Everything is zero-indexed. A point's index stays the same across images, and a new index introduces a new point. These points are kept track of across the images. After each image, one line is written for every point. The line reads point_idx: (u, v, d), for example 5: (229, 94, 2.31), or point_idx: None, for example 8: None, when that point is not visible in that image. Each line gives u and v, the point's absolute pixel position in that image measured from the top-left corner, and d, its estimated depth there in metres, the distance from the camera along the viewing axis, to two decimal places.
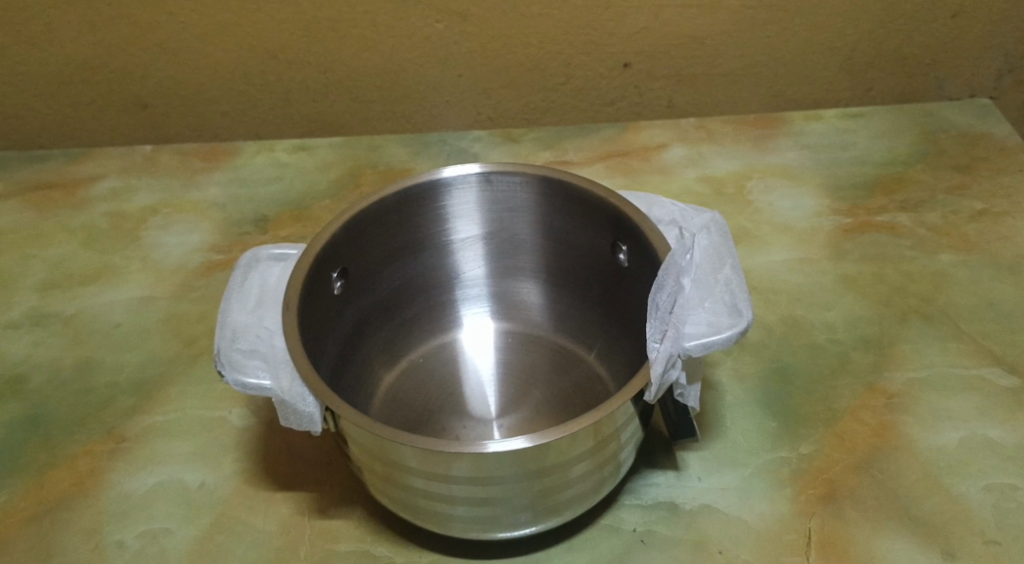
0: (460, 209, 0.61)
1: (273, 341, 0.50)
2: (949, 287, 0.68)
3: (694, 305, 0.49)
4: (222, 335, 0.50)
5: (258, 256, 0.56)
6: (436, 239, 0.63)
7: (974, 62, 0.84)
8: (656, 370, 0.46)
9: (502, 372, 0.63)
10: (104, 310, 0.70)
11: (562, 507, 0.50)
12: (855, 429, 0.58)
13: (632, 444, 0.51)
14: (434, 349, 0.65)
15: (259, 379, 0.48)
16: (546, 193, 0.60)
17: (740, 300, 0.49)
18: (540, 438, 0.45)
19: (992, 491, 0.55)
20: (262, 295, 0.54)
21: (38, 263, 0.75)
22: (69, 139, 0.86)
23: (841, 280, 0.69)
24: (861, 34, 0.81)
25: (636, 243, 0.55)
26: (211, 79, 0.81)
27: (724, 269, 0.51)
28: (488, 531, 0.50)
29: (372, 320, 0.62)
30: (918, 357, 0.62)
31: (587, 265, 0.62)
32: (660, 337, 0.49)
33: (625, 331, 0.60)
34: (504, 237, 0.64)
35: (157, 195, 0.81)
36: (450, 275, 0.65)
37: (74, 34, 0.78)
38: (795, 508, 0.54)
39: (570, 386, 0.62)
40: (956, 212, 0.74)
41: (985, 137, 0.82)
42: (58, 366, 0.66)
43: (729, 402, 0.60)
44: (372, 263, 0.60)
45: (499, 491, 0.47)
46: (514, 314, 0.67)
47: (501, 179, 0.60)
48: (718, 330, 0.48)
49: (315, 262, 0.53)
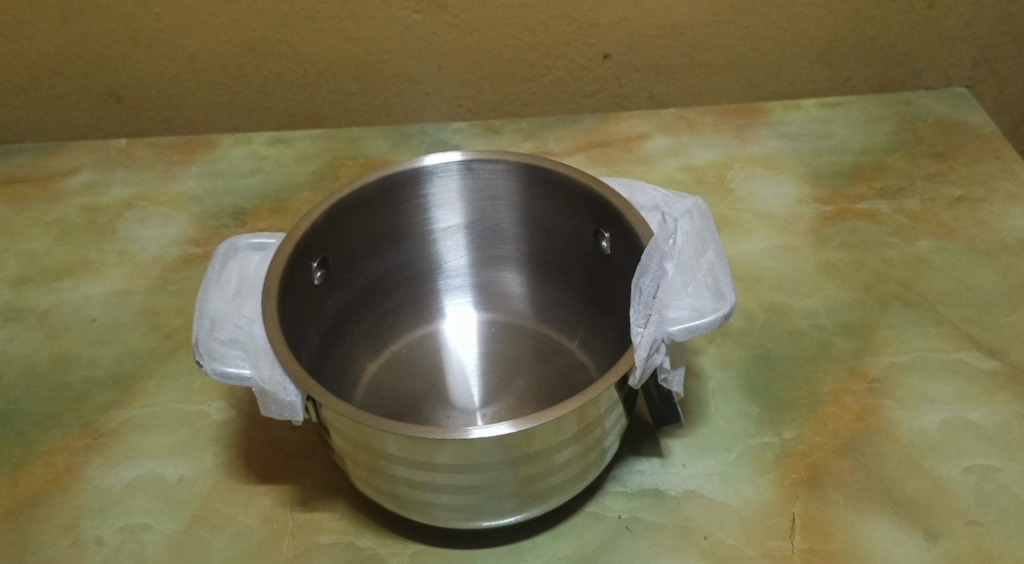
0: (441, 197, 0.61)
1: (253, 330, 0.50)
2: (929, 272, 0.68)
3: (677, 290, 0.49)
4: (200, 324, 0.50)
5: (236, 246, 0.55)
6: (418, 228, 0.62)
7: (949, 52, 0.85)
8: (640, 355, 0.46)
9: (485, 363, 0.63)
10: (80, 305, 0.69)
11: (546, 495, 0.50)
12: (838, 413, 0.58)
13: (616, 432, 0.51)
14: (416, 340, 0.65)
15: (240, 368, 0.47)
16: (529, 181, 0.59)
17: (723, 283, 0.49)
18: (524, 424, 0.44)
19: (974, 472, 0.55)
20: (241, 285, 0.53)
21: (12, 258, 0.73)
22: (43, 132, 0.84)
23: (822, 267, 0.69)
24: (839, 24, 0.81)
25: (619, 230, 0.55)
26: (186, 71, 0.80)
27: (707, 252, 0.51)
28: (472, 520, 0.50)
29: (353, 310, 0.61)
30: (899, 342, 0.63)
31: (569, 253, 0.62)
32: (644, 321, 0.49)
33: (608, 318, 0.60)
34: (487, 226, 0.63)
35: (132, 188, 0.80)
36: (432, 264, 0.65)
37: (45, 25, 0.76)
38: (778, 492, 0.54)
39: (554, 375, 0.61)
40: (935, 199, 0.75)
41: (963, 125, 0.83)
42: (32, 361, 0.64)
43: (712, 389, 0.60)
44: (352, 252, 0.59)
45: (484, 478, 0.47)
46: (497, 304, 0.66)
47: (484, 166, 0.59)
48: (701, 314, 0.48)
49: (295, 250, 0.53)
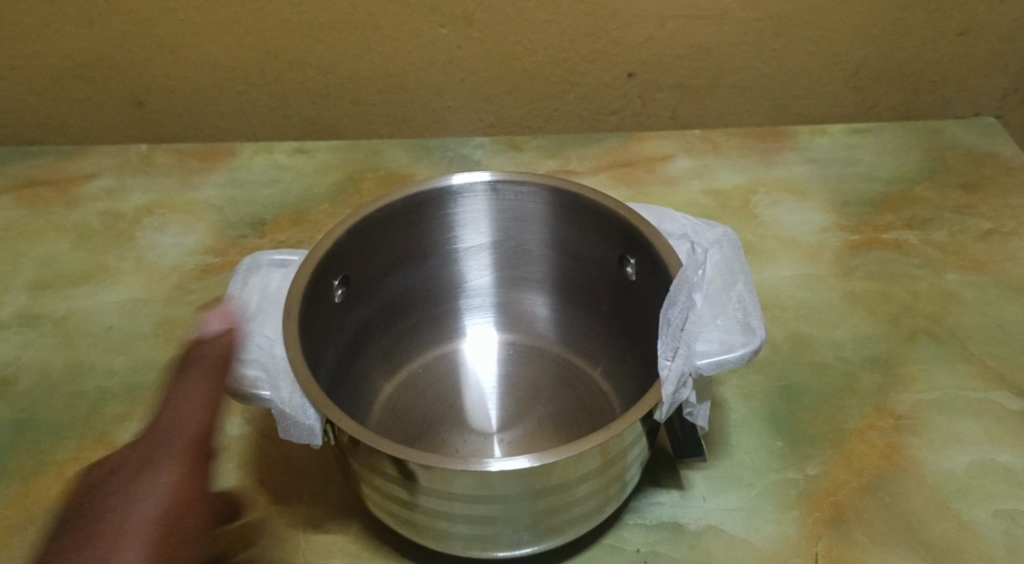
0: (466, 216, 0.60)
1: (272, 349, 0.52)
2: (958, 307, 0.67)
3: (705, 322, 0.49)
4: (222, 342, 0.52)
5: (259, 262, 0.58)
6: (442, 247, 0.62)
7: (981, 81, 0.83)
8: (667, 389, 0.45)
9: (504, 385, 0.62)
10: (97, 313, 0.68)
11: (563, 528, 0.49)
12: (863, 450, 0.57)
13: (638, 465, 0.50)
14: (434, 359, 0.64)
15: (258, 387, 0.49)
16: (556, 205, 0.58)
17: (753, 318, 0.49)
18: (547, 458, 0.43)
19: (1003, 517, 0.54)
20: (263, 302, 0.55)
21: (29, 263, 0.73)
22: (63, 136, 0.84)
23: (848, 297, 0.68)
24: (868, 49, 0.80)
25: (644, 256, 0.54)
26: (208, 78, 0.80)
27: (737, 285, 0.51)
28: (487, 550, 0.49)
29: (372, 328, 0.61)
30: (926, 379, 0.62)
31: (595, 279, 0.61)
32: (672, 355, 0.48)
33: (632, 347, 0.59)
34: (513, 247, 0.62)
35: (152, 195, 0.79)
36: (454, 283, 0.64)
37: (69, 29, 0.76)
38: (802, 531, 0.53)
39: (574, 402, 0.60)
40: (964, 231, 0.73)
41: (992, 155, 0.82)
42: (46, 369, 0.64)
43: (735, 421, 0.59)
44: (375, 270, 0.59)
45: (502, 509, 0.46)
46: (518, 325, 0.66)
47: (512, 187, 0.58)
48: (730, 348, 0.48)
49: (318, 266, 0.52)
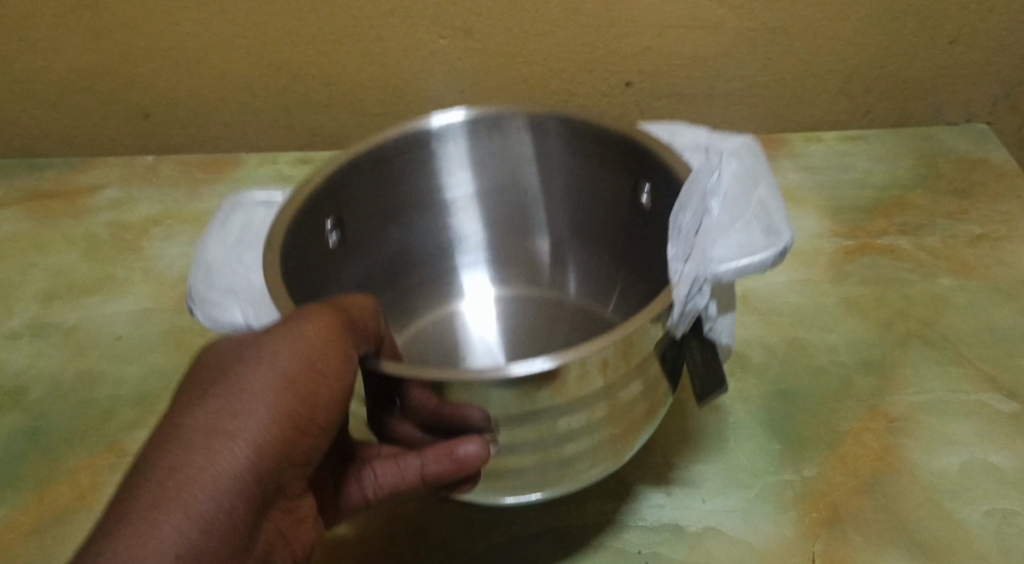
0: (454, 162, 0.67)
1: (247, 279, 0.56)
2: (950, 311, 0.68)
3: (725, 228, 0.52)
4: (195, 273, 0.57)
5: (241, 202, 0.63)
6: (433, 197, 0.68)
7: (971, 88, 0.85)
8: (682, 289, 0.48)
9: (508, 335, 0.71)
10: (106, 322, 0.70)
11: (569, 476, 0.50)
12: (857, 452, 0.59)
13: (649, 403, 0.50)
14: (439, 318, 0.72)
15: (233, 318, 0.54)
16: (536, 128, 0.64)
17: (775, 217, 0.51)
18: (557, 358, 0.44)
19: (994, 516, 0.55)
20: (241, 235, 0.60)
21: (39, 273, 0.74)
22: (70, 147, 0.85)
23: (843, 302, 0.69)
24: (861, 58, 0.81)
25: (655, 176, 0.59)
26: (213, 90, 0.81)
27: (758, 189, 0.54)
28: (498, 494, 0.50)
29: (375, 282, 0.68)
30: (919, 382, 0.63)
31: (593, 203, 0.67)
32: (684, 258, 0.51)
33: (642, 287, 0.66)
34: (503, 188, 0.69)
35: (159, 205, 0.81)
36: (449, 236, 0.71)
37: (76, 43, 0.78)
38: (798, 531, 0.55)
39: (581, 340, 0.69)
40: (956, 236, 0.75)
41: (984, 161, 0.83)
42: (58, 378, 0.65)
43: (732, 424, 0.61)
44: (368, 219, 0.65)
45: (511, 436, 0.47)
46: (520, 270, 0.73)
47: (502, 123, 0.64)
48: (748, 249, 0.50)
49: (302, 210, 0.57)
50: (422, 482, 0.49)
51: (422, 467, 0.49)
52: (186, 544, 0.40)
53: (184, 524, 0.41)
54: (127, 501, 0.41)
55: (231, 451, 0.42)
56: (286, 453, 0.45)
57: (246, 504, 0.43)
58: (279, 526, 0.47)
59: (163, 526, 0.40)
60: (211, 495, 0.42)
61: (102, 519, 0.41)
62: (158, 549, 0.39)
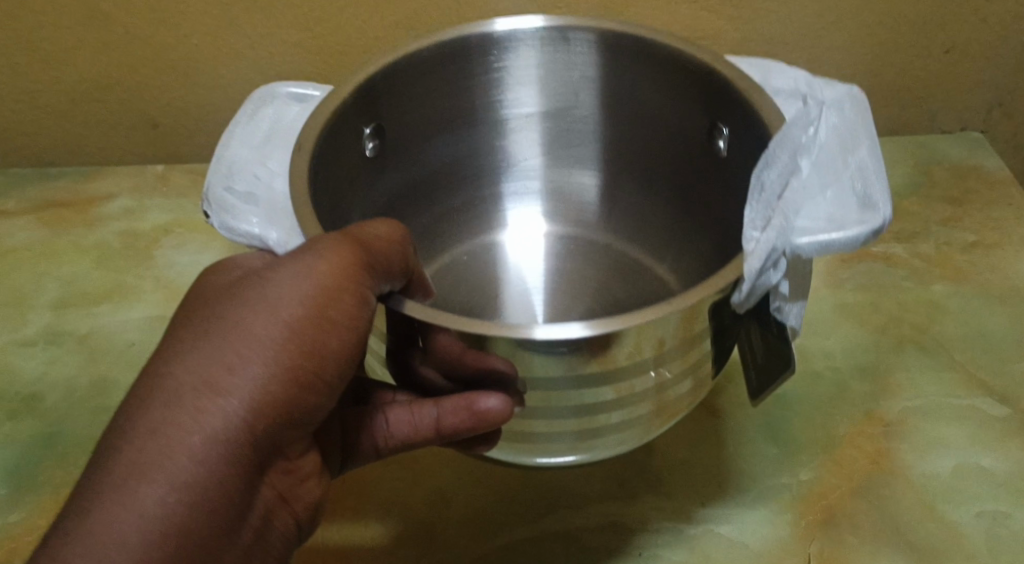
0: (521, 77, 0.67)
1: (267, 186, 0.56)
2: (943, 317, 0.70)
3: (815, 192, 0.51)
4: (215, 170, 0.56)
5: (276, 93, 0.62)
6: (490, 106, 0.69)
7: (965, 97, 0.87)
8: (755, 264, 0.46)
9: (552, 279, 0.75)
10: (119, 329, 0.71)
11: (598, 443, 0.53)
12: (853, 455, 0.60)
13: (690, 381, 0.52)
14: (476, 248, 0.76)
15: (248, 227, 0.54)
16: (605, 58, 0.65)
17: (875, 190, 0.50)
18: (604, 326, 0.43)
19: (985, 517, 0.57)
20: (270, 132, 0.60)
21: (52, 281, 0.76)
22: (80, 156, 0.87)
23: (840, 308, 0.71)
24: (857, 67, 0.83)
25: (732, 114, 0.59)
26: (222, 100, 0.83)
27: (859, 150, 0.52)
28: (529, 453, 0.54)
29: (415, 194, 0.70)
30: (913, 386, 0.65)
31: (653, 142, 0.69)
32: (764, 225, 0.49)
33: (697, 233, 0.68)
34: (564, 111, 0.70)
35: (168, 214, 0.82)
36: (500, 149, 0.72)
37: (87, 55, 0.79)
38: (795, 532, 0.56)
39: (626, 288, 0.72)
40: (949, 243, 0.76)
41: (978, 169, 0.85)
42: (73, 385, 0.67)
43: (731, 429, 0.62)
44: (416, 124, 0.66)
45: (545, 403, 0.48)
46: (566, 204, 0.76)
47: (569, 43, 0.64)
48: (840, 227, 0.49)
49: (353, 97, 0.58)
50: (437, 433, 0.50)
51: (438, 419, 0.50)
52: (172, 509, 0.40)
53: (171, 490, 0.40)
54: (111, 458, 0.40)
55: (222, 408, 0.41)
56: (284, 411, 0.43)
57: (240, 465, 0.42)
58: (277, 488, 0.46)
59: (149, 492, 0.39)
60: (200, 457, 0.41)
61: (82, 478, 0.41)
62: (143, 517, 0.39)
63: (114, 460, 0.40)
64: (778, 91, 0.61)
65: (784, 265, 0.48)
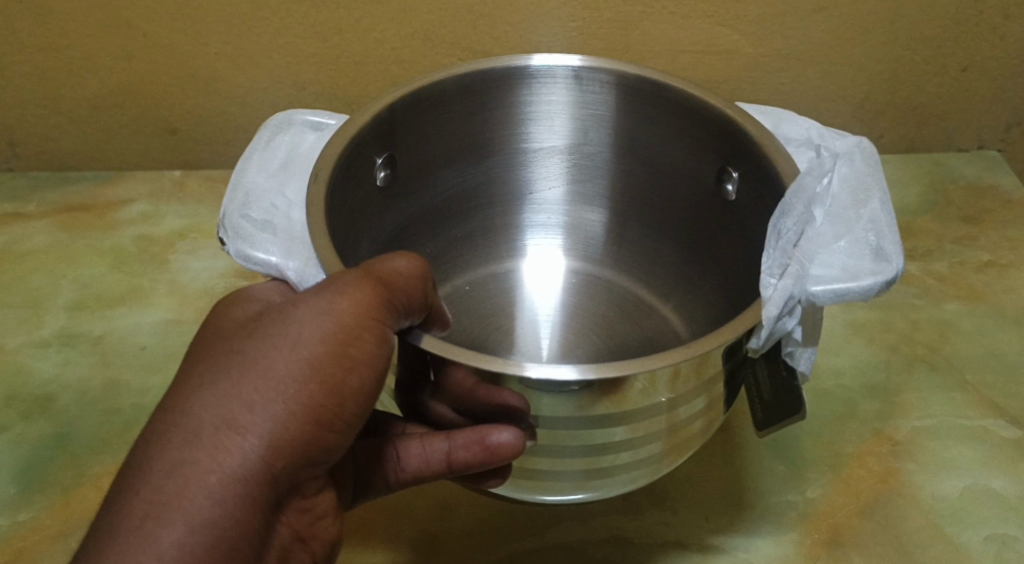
0: (542, 109, 0.67)
1: (285, 216, 0.57)
2: (955, 336, 0.69)
3: (828, 244, 0.52)
4: (233, 198, 0.57)
5: (293, 120, 0.63)
6: (508, 139, 0.69)
7: (983, 115, 0.86)
8: (772, 310, 0.47)
9: (558, 315, 0.75)
10: (133, 332, 0.72)
11: (604, 484, 0.53)
12: (861, 475, 0.60)
13: (705, 419, 0.51)
14: (479, 279, 0.76)
15: (265, 255, 0.54)
16: (625, 93, 0.65)
17: (888, 242, 0.52)
18: (619, 369, 0.44)
19: (994, 541, 0.56)
20: (287, 160, 0.61)
21: (68, 284, 0.77)
22: (99, 161, 0.88)
23: (851, 325, 0.70)
24: (873, 83, 0.83)
25: (747, 162, 0.59)
26: (239, 108, 0.84)
27: (872, 202, 0.53)
28: (536, 491, 0.53)
29: (425, 222, 0.70)
30: (923, 406, 0.64)
31: (667, 186, 0.69)
32: (780, 273, 0.50)
33: (708, 279, 0.68)
34: (582, 151, 0.70)
35: (184, 219, 0.83)
36: (516, 181, 0.73)
37: (109, 62, 0.80)
38: (800, 551, 0.56)
39: (633, 330, 0.72)
40: (963, 262, 0.76)
41: (994, 189, 0.84)
42: (85, 387, 0.68)
43: (739, 445, 0.62)
44: (431, 156, 0.67)
45: (555, 440, 0.48)
46: (578, 240, 0.76)
47: (588, 80, 0.65)
48: (854, 278, 0.50)
49: (367, 128, 0.58)
50: (449, 468, 0.50)
51: (449, 452, 0.50)
52: (188, 550, 0.39)
53: (188, 531, 0.39)
54: (125, 498, 0.40)
55: (240, 447, 0.41)
56: (303, 451, 0.43)
57: (257, 505, 0.42)
58: (293, 527, 0.46)
59: (166, 532, 0.39)
60: (217, 497, 0.41)
61: (99, 517, 0.41)
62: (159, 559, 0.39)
63: (132, 499, 0.40)
64: (789, 139, 0.62)
65: (798, 312, 0.49)
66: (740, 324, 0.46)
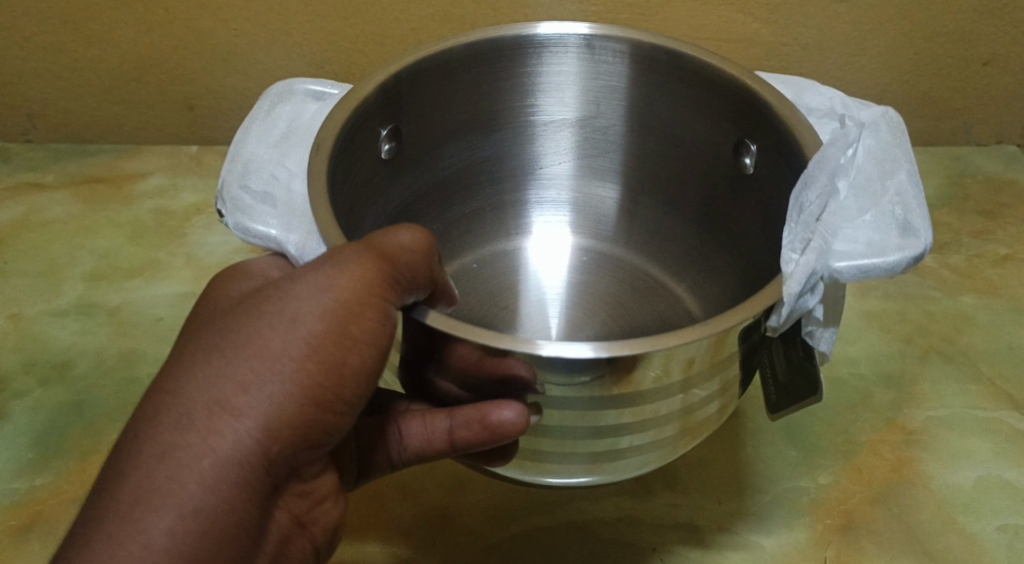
0: (552, 80, 0.67)
1: (285, 188, 0.57)
2: (971, 329, 0.69)
3: (853, 218, 0.52)
4: (232, 168, 0.57)
5: (293, 90, 0.63)
6: (518, 112, 0.69)
7: (1003, 109, 0.86)
8: (795, 286, 0.47)
9: (568, 293, 0.75)
10: (150, 303, 0.73)
11: (613, 467, 0.53)
12: (874, 462, 0.60)
13: (719, 401, 0.52)
14: (487, 257, 0.76)
15: (264, 229, 0.55)
16: (636, 65, 0.65)
17: (916, 217, 0.52)
18: (638, 347, 0.43)
19: (1006, 531, 0.57)
20: (288, 130, 0.61)
21: (86, 254, 0.77)
22: (117, 134, 0.88)
23: (865, 315, 0.70)
24: (894, 75, 0.82)
25: (764, 133, 0.59)
26: (258, 85, 0.84)
27: (898, 174, 0.53)
28: (540, 473, 0.54)
29: (433, 197, 0.71)
30: (938, 397, 0.64)
31: (683, 163, 0.69)
32: (802, 248, 0.49)
33: (722, 258, 0.68)
34: (592, 124, 0.70)
35: (201, 194, 0.83)
36: (525, 155, 0.73)
37: (129, 35, 0.81)
38: (812, 536, 0.56)
39: (645, 308, 0.73)
40: (980, 255, 0.76)
41: (1012, 183, 0.84)
42: (103, 355, 0.69)
43: (751, 430, 0.62)
44: (441, 128, 0.67)
45: (559, 421, 0.48)
46: (588, 216, 0.77)
47: (600, 51, 0.65)
48: (880, 254, 0.51)
49: (370, 100, 0.58)
50: (451, 446, 0.50)
51: (450, 430, 0.50)
52: (178, 537, 0.39)
53: (178, 518, 0.40)
54: (117, 483, 0.40)
55: (234, 430, 0.41)
56: (303, 435, 0.43)
57: (253, 489, 0.42)
58: (292, 512, 0.46)
59: (156, 519, 0.39)
60: (209, 483, 0.40)
61: (86, 506, 0.41)
62: (150, 548, 0.39)
63: (123, 487, 0.40)
64: (811, 109, 0.62)
65: (819, 289, 0.49)
66: (759, 301, 0.46)
